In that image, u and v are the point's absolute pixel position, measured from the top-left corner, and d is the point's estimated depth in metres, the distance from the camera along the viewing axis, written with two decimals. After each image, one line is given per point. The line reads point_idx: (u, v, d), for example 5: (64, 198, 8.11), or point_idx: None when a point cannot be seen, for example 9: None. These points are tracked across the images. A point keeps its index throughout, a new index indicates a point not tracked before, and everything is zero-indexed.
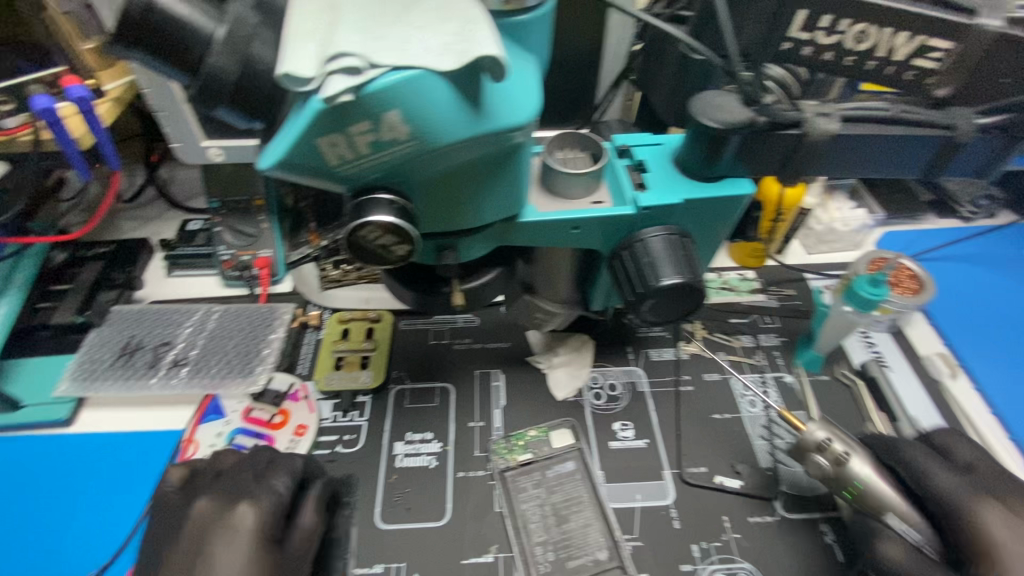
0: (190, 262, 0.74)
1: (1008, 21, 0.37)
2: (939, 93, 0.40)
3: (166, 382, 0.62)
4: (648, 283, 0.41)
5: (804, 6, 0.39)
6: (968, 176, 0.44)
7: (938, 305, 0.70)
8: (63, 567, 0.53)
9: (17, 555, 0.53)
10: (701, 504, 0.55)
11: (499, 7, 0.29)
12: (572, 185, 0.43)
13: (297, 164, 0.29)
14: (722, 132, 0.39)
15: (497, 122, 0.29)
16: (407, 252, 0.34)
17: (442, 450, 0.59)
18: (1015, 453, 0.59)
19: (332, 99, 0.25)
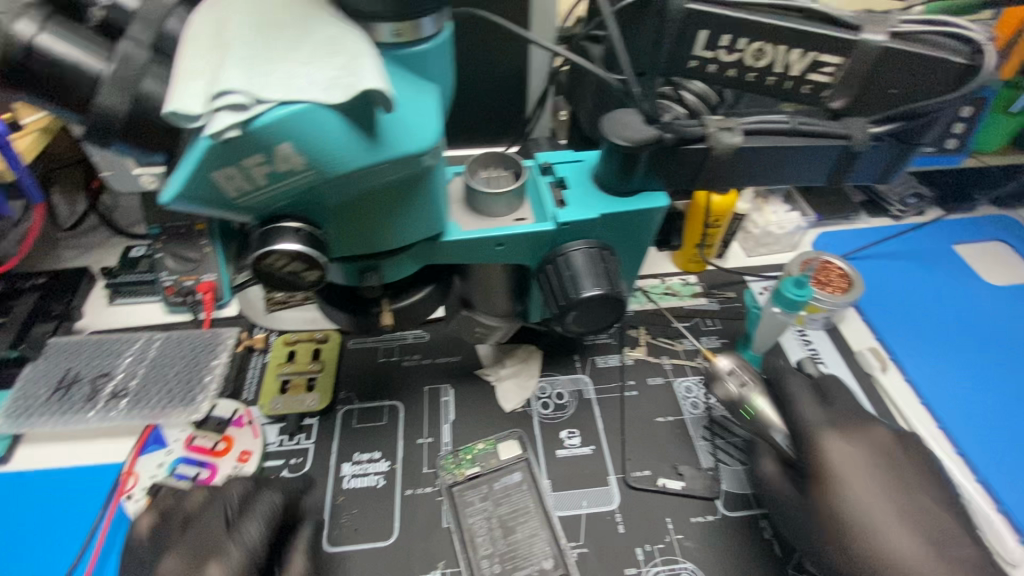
0: (132, 289, 0.72)
1: (892, 35, 0.38)
2: (834, 105, 0.42)
3: (104, 414, 0.61)
4: (571, 295, 0.43)
5: (704, 26, 0.41)
6: (870, 183, 0.46)
7: (870, 301, 0.73)
8: (39, 566, 0.53)
9: (17, 551, 0.54)
10: (645, 507, 0.56)
11: (393, 40, 0.30)
12: (493, 203, 0.44)
13: (197, 198, 0.29)
14: (632, 150, 0.40)
15: (394, 150, 0.29)
16: (319, 278, 0.34)
17: (390, 468, 0.59)
18: (942, 440, 0.62)
19: (218, 134, 0.25)
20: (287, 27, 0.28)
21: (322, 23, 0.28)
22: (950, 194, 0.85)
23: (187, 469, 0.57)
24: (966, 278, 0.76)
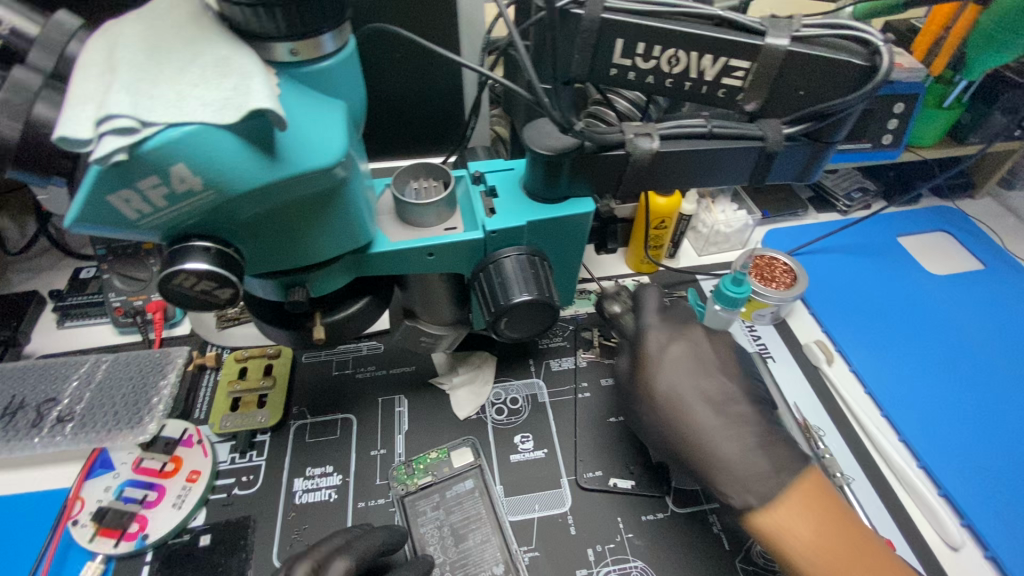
0: (82, 311, 0.72)
1: (794, 40, 0.40)
2: (749, 107, 0.43)
3: (49, 440, 0.59)
4: (501, 301, 0.43)
5: (619, 34, 0.42)
6: (791, 181, 0.47)
7: (817, 295, 0.75)
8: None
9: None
10: (596, 508, 0.57)
11: (291, 58, 0.31)
12: (422, 214, 0.44)
13: (97, 221, 0.29)
14: (554, 157, 0.41)
15: (295, 167, 0.30)
16: (234, 295, 0.34)
17: (342, 482, 0.59)
18: (885, 428, 0.64)
19: (104, 158, 0.26)
20: (179, 49, 0.29)
21: (215, 46, 0.29)
22: (894, 187, 0.88)
23: (135, 492, 0.56)
24: (909, 268, 0.79)
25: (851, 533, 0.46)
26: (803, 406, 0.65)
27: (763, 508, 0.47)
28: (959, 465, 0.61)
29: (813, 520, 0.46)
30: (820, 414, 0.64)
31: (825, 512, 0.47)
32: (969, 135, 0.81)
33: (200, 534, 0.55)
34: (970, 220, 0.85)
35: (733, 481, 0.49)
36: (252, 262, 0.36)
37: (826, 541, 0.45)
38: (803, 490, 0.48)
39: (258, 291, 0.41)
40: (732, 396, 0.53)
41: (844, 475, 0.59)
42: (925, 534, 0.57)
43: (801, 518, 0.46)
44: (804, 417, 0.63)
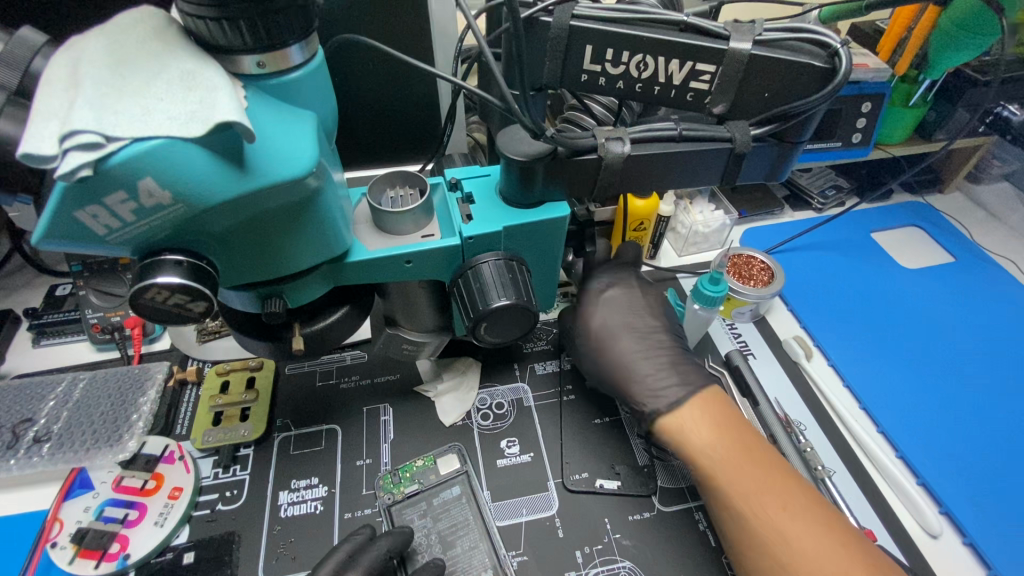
0: (59, 329, 0.71)
1: (757, 43, 0.41)
2: (717, 110, 0.44)
3: (25, 461, 0.58)
4: (479, 306, 0.43)
5: (587, 41, 0.43)
6: (762, 180, 0.48)
7: (795, 291, 0.77)
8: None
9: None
10: (584, 509, 0.57)
11: (259, 71, 0.31)
12: (399, 222, 0.44)
13: (65, 237, 0.29)
14: (527, 163, 0.42)
15: (266, 179, 0.30)
16: (208, 308, 0.34)
17: (328, 493, 0.58)
18: (865, 421, 0.65)
19: (69, 174, 0.26)
20: (144, 63, 0.29)
21: (181, 60, 0.29)
22: (866, 184, 0.90)
23: (115, 511, 0.55)
24: (883, 263, 0.80)
25: (744, 433, 0.55)
26: (784, 402, 0.66)
27: (671, 415, 0.57)
28: (938, 456, 0.62)
29: (712, 423, 0.55)
30: (801, 409, 0.65)
31: (721, 416, 0.56)
32: (936, 132, 0.84)
33: (183, 552, 0.54)
34: (940, 215, 0.88)
35: (645, 391, 0.59)
36: (227, 274, 0.36)
37: (722, 438, 0.54)
38: (703, 401, 0.57)
39: (235, 303, 0.41)
40: (654, 330, 0.64)
41: (825, 468, 0.60)
42: (906, 524, 0.58)
43: (702, 421, 0.56)
44: (785, 413, 0.64)
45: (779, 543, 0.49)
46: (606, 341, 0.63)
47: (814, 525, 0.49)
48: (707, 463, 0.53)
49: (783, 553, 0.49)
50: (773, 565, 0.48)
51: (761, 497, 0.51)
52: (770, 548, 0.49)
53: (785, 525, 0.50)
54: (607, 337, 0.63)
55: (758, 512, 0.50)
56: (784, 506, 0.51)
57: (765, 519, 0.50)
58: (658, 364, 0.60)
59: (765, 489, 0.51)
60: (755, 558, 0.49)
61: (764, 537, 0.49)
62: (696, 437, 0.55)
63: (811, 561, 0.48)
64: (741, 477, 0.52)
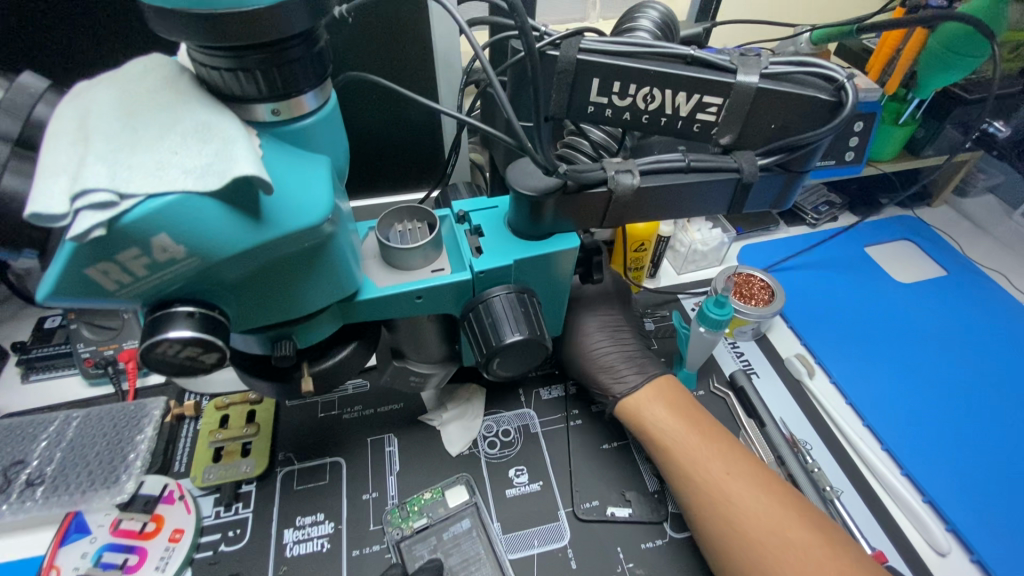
0: (48, 363, 0.68)
1: (762, 77, 0.41)
2: (724, 141, 0.45)
3: (17, 506, 0.56)
4: (492, 342, 0.43)
5: (594, 74, 0.43)
6: (768, 208, 0.48)
7: (795, 308, 0.77)
8: None
9: None
10: (596, 538, 0.56)
11: (273, 118, 0.30)
12: (408, 257, 0.43)
13: (74, 294, 0.28)
14: (537, 198, 0.42)
15: (281, 229, 0.29)
16: (220, 358, 0.33)
17: (335, 530, 0.57)
18: (868, 438, 0.66)
19: (82, 235, 0.25)
20: (156, 115, 0.28)
21: (195, 111, 0.28)
22: (858, 199, 0.92)
23: (114, 556, 0.53)
24: (878, 278, 0.81)
25: (695, 411, 0.59)
26: (789, 421, 0.66)
27: (630, 396, 0.60)
28: (942, 472, 0.63)
29: (666, 402, 0.59)
30: (807, 429, 0.65)
31: (673, 396, 0.60)
32: (924, 148, 0.86)
33: None
34: (931, 229, 0.89)
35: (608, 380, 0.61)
36: (237, 321, 0.35)
37: (674, 416, 0.58)
38: (658, 384, 0.61)
39: (243, 345, 0.40)
40: (634, 329, 0.66)
41: (833, 488, 0.60)
42: (914, 543, 0.58)
43: (656, 401, 0.59)
44: (790, 432, 0.65)
45: (726, 506, 0.52)
46: (614, 366, 0.62)
47: (756, 487, 0.53)
48: (662, 437, 0.57)
49: (729, 513, 0.52)
50: (720, 523, 0.51)
51: (709, 465, 0.54)
52: (717, 509, 0.52)
53: (730, 488, 0.53)
54: (614, 361, 0.62)
55: (707, 478, 0.54)
56: (730, 471, 0.54)
57: (714, 485, 0.53)
58: (621, 357, 0.63)
59: (712, 457, 0.55)
60: (704, 519, 0.52)
61: (712, 499, 0.53)
62: (651, 416, 0.58)
63: (753, 518, 0.51)
64: (691, 447, 0.56)
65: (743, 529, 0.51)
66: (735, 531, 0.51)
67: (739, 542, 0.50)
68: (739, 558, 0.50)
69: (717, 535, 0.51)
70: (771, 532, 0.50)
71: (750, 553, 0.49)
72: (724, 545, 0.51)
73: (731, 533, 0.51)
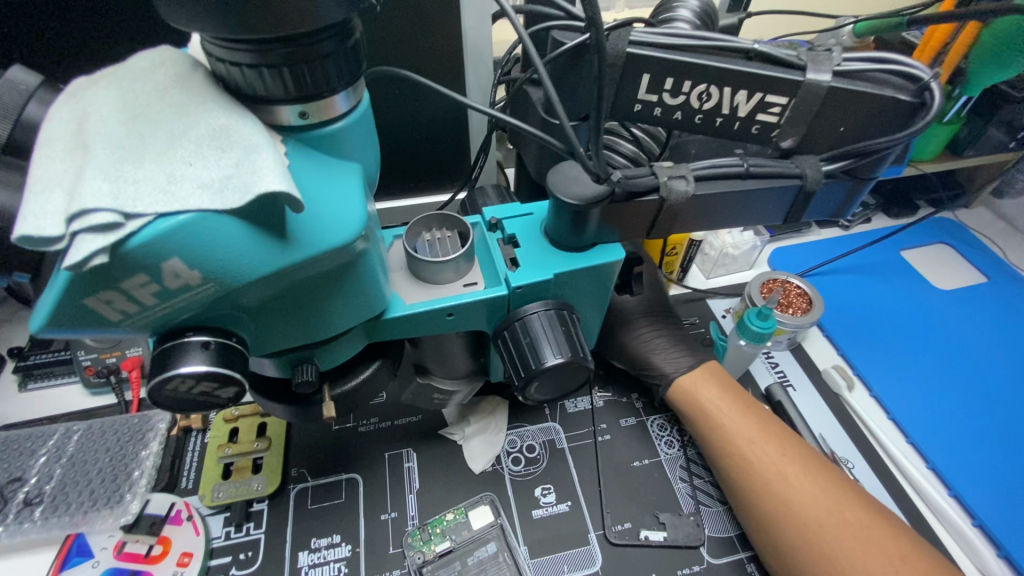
0: (47, 371, 0.65)
1: (834, 74, 0.37)
2: (785, 144, 0.41)
3: (15, 528, 0.52)
4: (532, 365, 0.39)
5: (645, 69, 0.39)
6: (827, 217, 0.45)
7: (831, 316, 0.74)
8: None
9: None
10: (629, 564, 0.53)
11: (299, 122, 0.27)
12: (438, 271, 0.39)
13: (73, 325, 0.24)
14: (583, 208, 0.38)
15: (311, 249, 0.26)
16: (238, 392, 0.29)
17: (352, 553, 0.54)
18: (914, 456, 0.62)
19: (80, 263, 0.21)
20: (165, 120, 0.24)
21: (210, 114, 0.24)
22: (892, 200, 0.87)
23: None
24: (918, 284, 0.78)
25: (746, 394, 0.57)
26: (829, 437, 0.63)
27: (685, 374, 0.58)
28: (992, 492, 0.59)
29: (720, 382, 0.57)
30: (847, 446, 0.62)
31: (725, 379, 0.58)
32: (967, 149, 0.81)
33: None
34: (970, 232, 0.85)
35: (656, 364, 0.59)
36: (255, 345, 0.32)
37: (728, 395, 0.56)
38: (710, 367, 0.59)
39: (260, 368, 0.36)
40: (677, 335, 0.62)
41: None
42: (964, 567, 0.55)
43: (711, 381, 0.57)
44: (831, 450, 0.61)
45: (781, 485, 0.50)
46: (660, 344, 0.60)
47: (812, 466, 0.51)
48: (715, 415, 0.54)
49: (784, 492, 0.49)
50: (774, 502, 0.49)
51: (763, 443, 0.52)
52: (772, 489, 0.50)
53: (786, 467, 0.50)
54: (656, 350, 0.60)
55: (761, 456, 0.51)
56: (785, 451, 0.52)
57: (769, 463, 0.51)
58: (665, 339, 0.61)
59: (767, 436, 0.53)
60: (756, 498, 0.50)
61: (766, 478, 0.50)
62: (705, 393, 0.56)
63: (810, 498, 0.48)
64: (746, 426, 0.53)
65: (799, 508, 0.48)
66: (790, 510, 0.48)
67: (794, 521, 0.48)
68: (795, 537, 0.47)
69: (769, 514, 0.49)
70: (829, 512, 0.48)
71: (805, 532, 0.47)
72: (777, 525, 0.48)
73: (786, 511, 0.48)
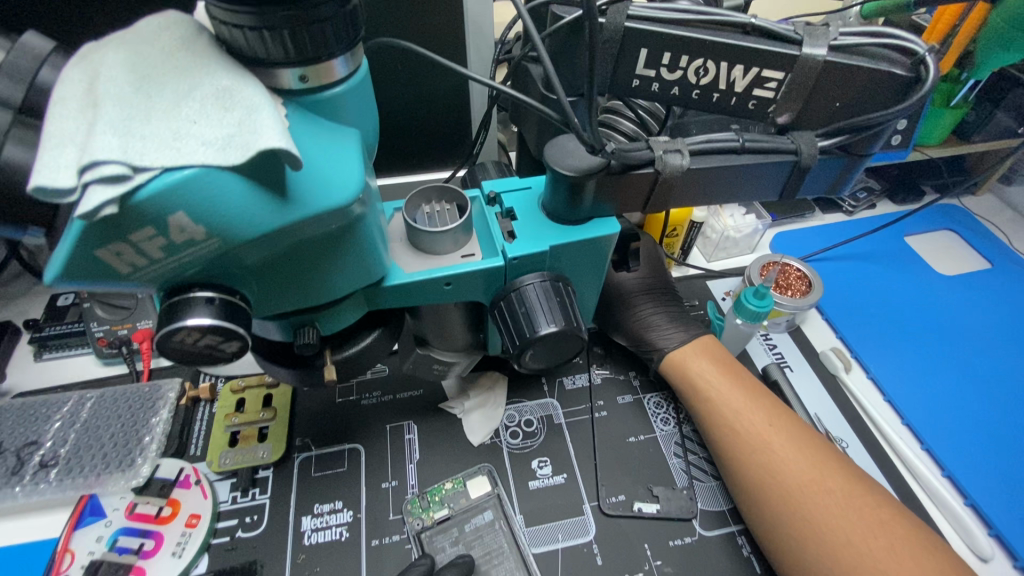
0: (62, 342, 0.67)
1: (830, 48, 0.37)
2: (781, 120, 0.41)
3: (32, 488, 0.54)
4: (526, 333, 0.40)
5: (642, 44, 0.39)
6: (822, 194, 0.45)
7: (831, 299, 0.74)
8: None
9: None
10: (623, 535, 0.54)
11: (300, 86, 0.28)
12: (436, 241, 0.40)
13: (85, 276, 0.26)
14: (579, 179, 0.38)
15: (309, 207, 0.27)
16: (240, 347, 0.30)
17: (353, 518, 0.55)
18: (909, 437, 0.62)
19: (91, 213, 0.22)
20: (171, 81, 0.25)
21: (214, 76, 0.25)
22: (898, 186, 0.87)
23: (129, 541, 0.52)
24: (919, 269, 0.78)
25: (739, 368, 0.58)
26: (825, 417, 0.63)
27: (676, 349, 0.59)
28: (984, 472, 0.59)
29: (711, 356, 0.58)
30: (842, 425, 0.63)
31: (718, 353, 0.59)
32: (974, 134, 0.80)
33: None
34: (976, 219, 0.85)
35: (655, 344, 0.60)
36: (258, 306, 0.33)
37: (718, 368, 0.57)
38: (704, 342, 0.60)
39: (264, 331, 0.38)
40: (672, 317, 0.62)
41: None
42: (955, 546, 0.55)
43: (702, 355, 0.58)
44: (826, 430, 0.62)
45: (767, 456, 0.51)
46: (657, 322, 0.61)
47: (798, 436, 0.52)
48: (706, 390, 0.56)
49: (769, 464, 0.50)
50: (759, 470, 0.50)
51: (751, 414, 0.53)
52: (758, 460, 0.51)
53: (772, 437, 0.51)
54: (653, 329, 0.61)
55: (747, 426, 0.53)
56: (772, 422, 0.53)
57: (755, 433, 0.52)
58: (663, 318, 0.61)
59: (755, 407, 0.54)
60: (742, 468, 0.51)
61: (752, 446, 0.51)
62: (696, 366, 0.57)
63: (794, 465, 0.50)
64: (733, 398, 0.54)
65: (783, 478, 0.49)
66: (774, 478, 0.49)
67: (778, 490, 0.49)
68: (778, 504, 0.48)
69: (754, 482, 0.50)
70: (812, 481, 0.48)
71: (789, 502, 0.48)
72: (761, 493, 0.49)
73: (771, 480, 0.49)
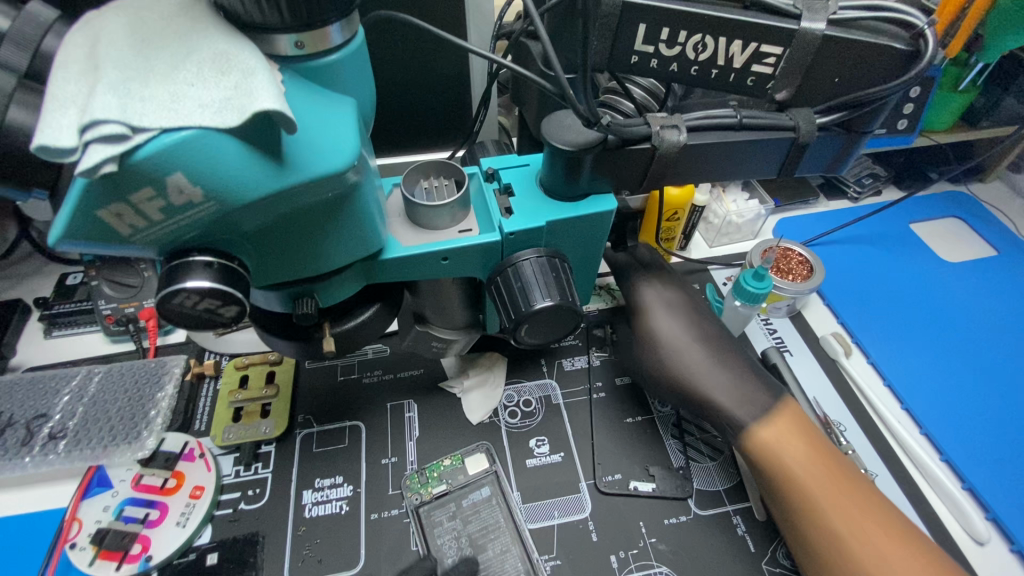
0: (70, 320, 0.68)
1: (829, 23, 0.37)
2: (779, 96, 0.41)
3: (41, 459, 0.56)
4: (522, 308, 0.40)
5: (641, 19, 0.39)
6: (821, 172, 0.45)
7: (833, 285, 0.74)
8: None
9: None
10: (618, 512, 0.55)
11: (296, 52, 0.28)
12: (434, 216, 0.41)
13: (88, 238, 0.26)
14: (575, 153, 0.39)
15: (305, 172, 0.27)
16: (239, 312, 0.31)
17: (353, 493, 0.56)
18: (908, 422, 0.62)
19: (92, 170, 0.23)
20: (170, 45, 0.25)
21: (212, 40, 0.26)
22: (904, 172, 0.86)
23: (135, 511, 0.53)
24: (924, 256, 0.77)
25: (829, 451, 0.52)
26: (823, 401, 0.63)
27: (763, 427, 0.52)
28: (983, 457, 0.59)
29: (804, 439, 0.51)
30: (840, 409, 0.63)
31: (808, 433, 0.52)
32: (983, 119, 0.79)
33: (206, 552, 0.52)
34: (984, 206, 0.84)
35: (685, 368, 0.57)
36: (257, 274, 0.33)
37: (814, 456, 0.50)
38: (791, 417, 0.52)
39: (262, 303, 0.38)
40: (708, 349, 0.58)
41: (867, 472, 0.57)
42: (951, 529, 0.55)
43: (793, 437, 0.51)
44: (824, 413, 0.62)
45: (862, 549, 0.46)
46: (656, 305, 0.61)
47: (913, 548, 0.46)
48: (803, 480, 0.49)
49: (868, 561, 0.46)
50: None
51: (858, 518, 0.48)
52: (853, 554, 0.46)
53: (888, 552, 0.46)
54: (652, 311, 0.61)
55: (855, 534, 0.47)
56: (882, 528, 0.47)
57: (865, 542, 0.46)
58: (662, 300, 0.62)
59: (861, 508, 0.48)
60: None
61: (862, 559, 0.46)
62: (790, 452, 0.50)
63: None
64: (838, 498, 0.48)
65: None
66: None
67: None
68: None
69: None
70: None
71: None
72: None
73: None
